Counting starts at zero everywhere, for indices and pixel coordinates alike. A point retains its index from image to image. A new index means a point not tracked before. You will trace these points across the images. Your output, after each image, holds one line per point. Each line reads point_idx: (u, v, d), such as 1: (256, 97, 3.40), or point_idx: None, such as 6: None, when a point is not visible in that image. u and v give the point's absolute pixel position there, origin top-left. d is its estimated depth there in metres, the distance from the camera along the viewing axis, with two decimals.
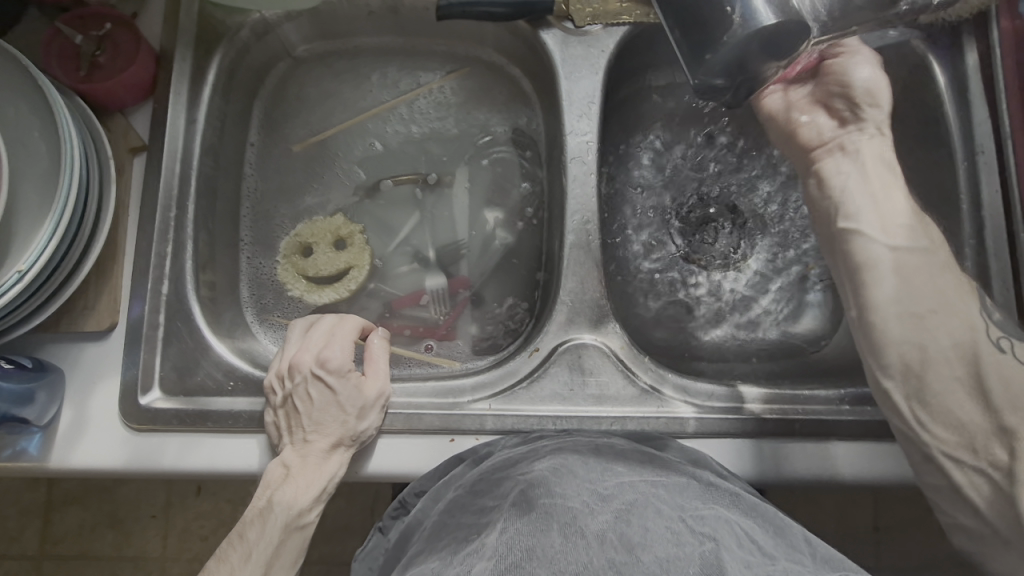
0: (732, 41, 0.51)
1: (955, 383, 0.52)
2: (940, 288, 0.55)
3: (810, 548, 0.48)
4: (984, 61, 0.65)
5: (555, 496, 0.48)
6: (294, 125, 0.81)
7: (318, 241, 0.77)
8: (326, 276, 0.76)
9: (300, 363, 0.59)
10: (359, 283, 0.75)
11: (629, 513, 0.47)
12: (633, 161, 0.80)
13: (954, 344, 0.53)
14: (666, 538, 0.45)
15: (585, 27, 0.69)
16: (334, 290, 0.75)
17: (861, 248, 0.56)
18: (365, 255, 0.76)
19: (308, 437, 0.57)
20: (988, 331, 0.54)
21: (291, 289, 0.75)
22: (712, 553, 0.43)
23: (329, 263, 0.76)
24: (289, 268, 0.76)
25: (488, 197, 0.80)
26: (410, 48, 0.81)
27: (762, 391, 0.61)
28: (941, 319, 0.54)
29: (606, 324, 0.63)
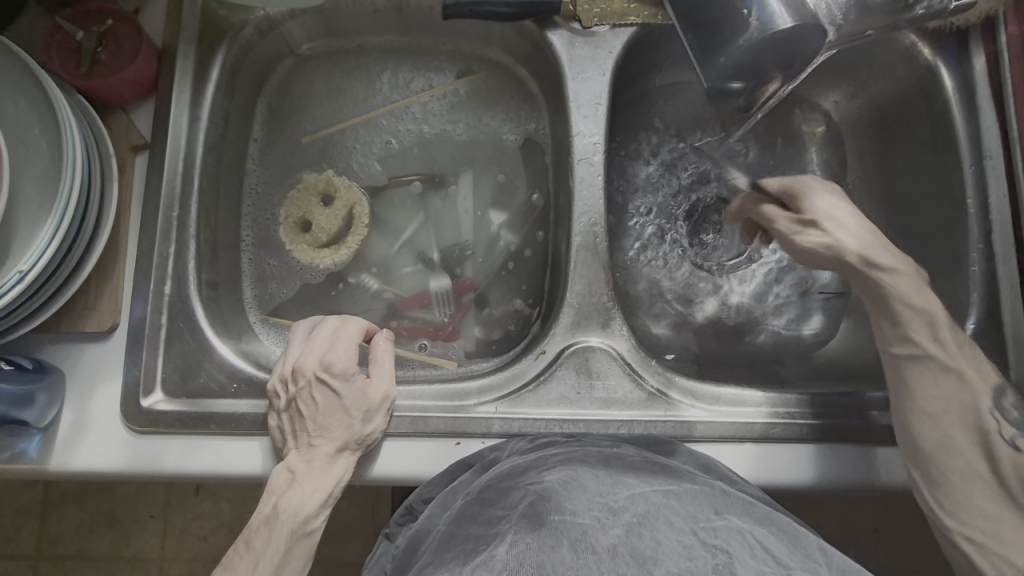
0: (746, 43, 0.51)
1: (975, 477, 0.52)
2: (947, 397, 0.54)
3: (825, 557, 0.47)
4: (992, 65, 0.65)
5: (565, 511, 0.48)
6: (302, 121, 0.80)
7: (309, 210, 0.76)
8: (338, 231, 0.75)
9: (304, 366, 0.58)
10: (369, 214, 0.76)
11: (641, 526, 0.47)
12: (640, 164, 0.79)
13: (971, 445, 0.53)
14: (678, 551, 0.45)
15: (592, 28, 0.68)
16: (353, 236, 0.75)
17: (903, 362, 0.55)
18: (353, 191, 0.76)
19: (312, 442, 0.56)
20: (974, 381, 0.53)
21: (322, 266, 0.74)
22: (726, 561, 0.44)
23: (334, 218, 0.75)
24: (305, 250, 0.74)
25: (494, 198, 0.80)
26: (416, 48, 0.80)
27: (771, 395, 0.61)
28: (951, 421, 0.53)
29: (613, 327, 0.63)
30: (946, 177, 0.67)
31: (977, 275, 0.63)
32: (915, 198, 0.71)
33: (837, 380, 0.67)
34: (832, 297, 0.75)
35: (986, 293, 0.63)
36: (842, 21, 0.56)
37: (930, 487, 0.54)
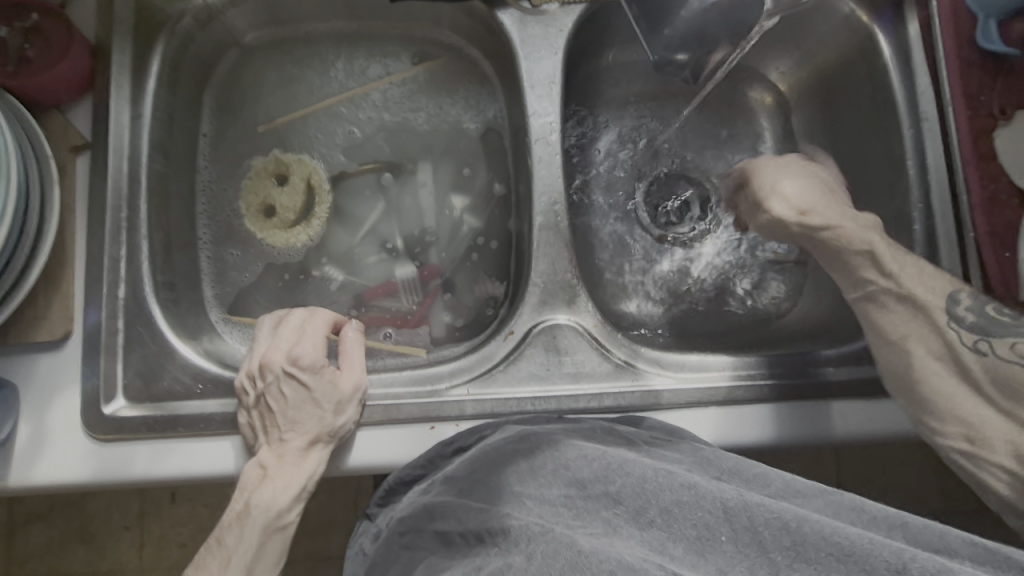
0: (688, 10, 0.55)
1: (950, 389, 0.55)
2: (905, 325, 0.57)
3: (832, 506, 0.46)
4: (925, 29, 0.68)
5: (547, 499, 0.48)
6: (255, 111, 0.79)
7: (268, 193, 0.77)
8: (304, 206, 0.77)
9: (271, 362, 0.57)
10: (326, 178, 0.78)
11: (636, 496, 0.46)
12: (596, 142, 0.81)
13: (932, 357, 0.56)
14: (681, 513, 0.44)
15: (542, 7, 0.68)
16: (321, 205, 0.77)
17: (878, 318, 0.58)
18: (306, 163, 0.78)
19: (284, 437, 0.56)
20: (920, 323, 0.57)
21: (298, 244, 0.77)
22: (736, 496, 0.43)
23: (296, 193, 0.77)
24: (279, 231, 0.76)
25: (455, 183, 0.79)
26: (366, 33, 0.79)
27: (732, 360, 0.63)
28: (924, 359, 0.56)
29: (579, 303, 0.64)
30: (887, 139, 0.70)
31: (919, 233, 0.66)
32: (859, 162, 0.74)
33: (794, 341, 0.70)
34: (789, 264, 0.78)
35: (928, 250, 0.66)
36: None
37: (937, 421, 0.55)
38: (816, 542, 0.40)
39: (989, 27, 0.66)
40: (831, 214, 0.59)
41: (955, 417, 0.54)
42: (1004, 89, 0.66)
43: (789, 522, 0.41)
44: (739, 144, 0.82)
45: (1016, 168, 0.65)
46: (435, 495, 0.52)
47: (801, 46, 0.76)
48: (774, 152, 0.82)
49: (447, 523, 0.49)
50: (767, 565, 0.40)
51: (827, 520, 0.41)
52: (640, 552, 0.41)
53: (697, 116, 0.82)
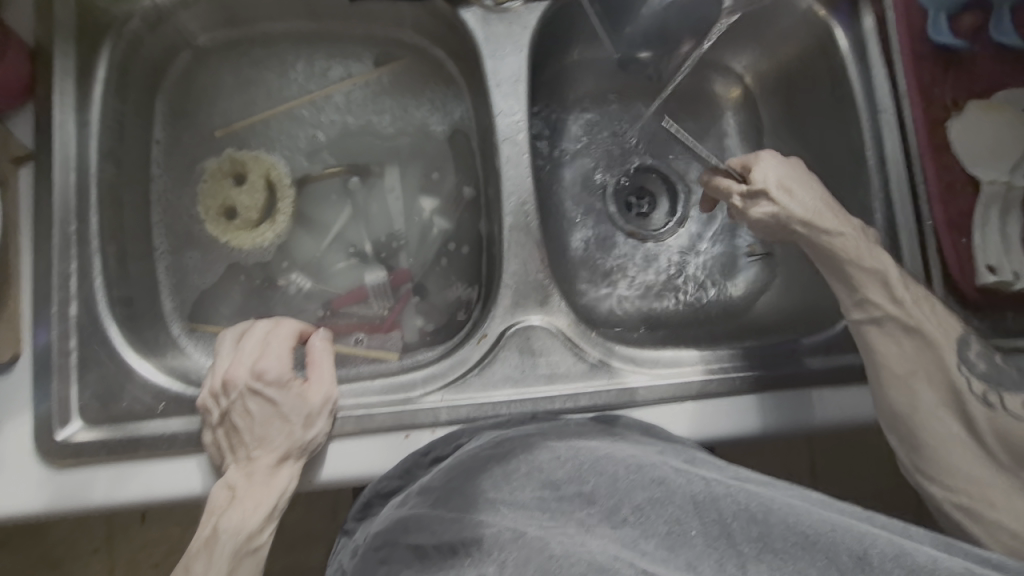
0: None
1: (949, 434, 0.55)
2: (910, 358, 0.57)
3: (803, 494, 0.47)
4: (879, 23, 0.69)
5: (517, 501, 0.48)
6: (211, 115, 0.76)
7: (226, 195, 0.74)
8: (266, 203, 0.75)
9: (234, 378, 0.56)
10: (285, 171, 0.76)
11: (609, 496, 0.46)
12: (564, 140, 0.81)
13: (939, 407, 0.56)
14: (653, 510, 0.44)
15: (505, 4, 0.67)
16: (283, 201, 0.75)
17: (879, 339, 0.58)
18: (262, 159, 0.76)
19: (252, 455, 0.54)
20: (911, 344, 0.57)
21: (266, 243, 0.75)
22: (704, 490, 0.45)
23: (256, 191, 0.75)
24: (244, 231, 0.74)
25: (423, 185, 0.78)
26: (326, 33, 0.77)
27: (705, 354, 0.64)
28: (918, 384, 0.56)
29: (552, 303, 0.63)
30: (847, 131, 0.71)
31: (880, 223, 0.68)
32: (821, 154, 0.75)
33: (764, 331, 0.71)
34: (757, 256, 0.79)
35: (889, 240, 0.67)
36: None
37: (914, 455, 0.56)
38: (781, 532, 0.41)
39: (940, 22, 0.67)
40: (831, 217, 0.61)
41: (937, 453, 0.55)
42: (955, 81, 0.67)
43: (757, 515, 0.43)
44: (706, 139, 0.83)
45: (971, 155, 0.66)
46: (409, 506, 0.50)
47: (761, 41, 0.77)
48: (739, 146, 0.83)
49: (422, 536, 0.47)
50: (735, 556, 0.40)
51: (793, 511, 0.43)
52: (613, 550, 0.41)
53: (663, 112, 0.83)
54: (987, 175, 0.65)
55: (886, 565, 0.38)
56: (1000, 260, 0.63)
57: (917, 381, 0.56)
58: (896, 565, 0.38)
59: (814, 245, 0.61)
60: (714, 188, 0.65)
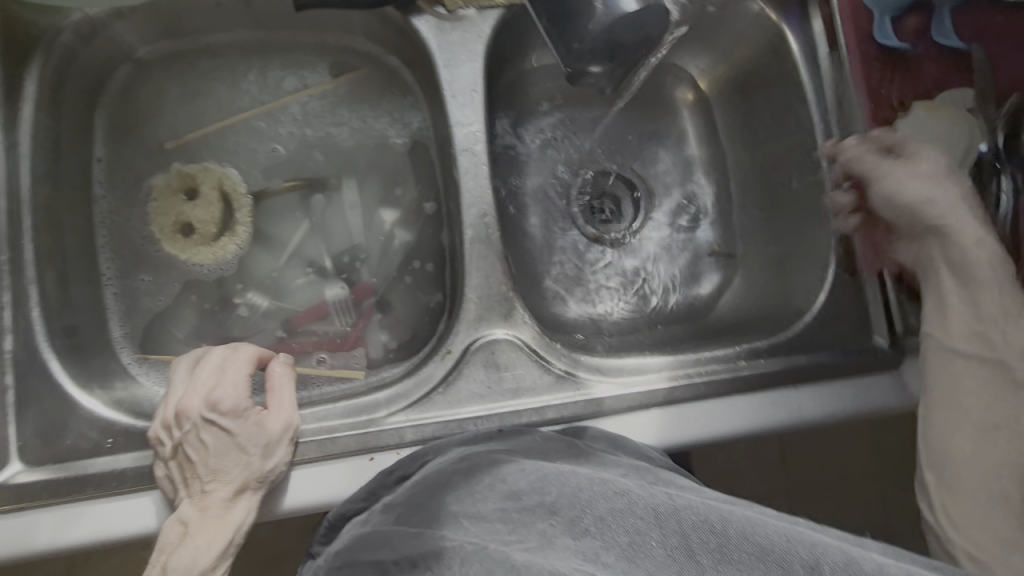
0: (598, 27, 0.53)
1: (988, 489, 0.54)
2: (994, 407, 0.55)
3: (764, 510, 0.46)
4: (828, 27, 0.70)
5: (479, 515, 0.46)
6: (156, 128, 0.73)
7: (181, 210, 0.72)
8: (223, 215, 0.72)
9: (188, 409, 0.53)
10: (239, 180, 0.74)
11: (572, 507, 0.44)
12: (526, 148, 0.80)
13: (992, 468, 0.54)
14: (616, 522, 0.42)
15: (458, 12, 0.66)
16: (241, 211, 0.73)
17: (965, 375, 0.57)
18: (213, 170, 0.73)
19: (207, 488, 0.52)
20: (989, 386, 0.56)
21: (228, 256, 0.72)
22: (666, 501, 0.43)
23: (211, 204, 0.72)
24: (205, 246, 0.71)
25: (384, 196, 0.76)
26: (276, 43, 0.74)
27: (669, 361, 0.64)
28: (976, 432, 0.55)
29: (516, 316, 0.63)
30: (801, 133, 0.72)
31: (835, 223, 0.69)
32: (777, 157, 0.76)
33: (727, 333, 0.72)
34: (719, 257, 0.80)
35: (844, 240, 0.69)
36: None
37: (942, 492, 0.56)
38: (739, 543, 0.39)
39: (885, 24, 0.68)
40: (974, 226, 0.58)
41: (965, 496, 0.55)
42: (903, 82, 0.68)
43: (715, 526, 0.41)
44: (667, 143, 0.84)
45: None
46: (374, 524, 0.49)
47: (717, 44, 0.78)
48: (700, 149, 0.83)
49: (381, 552, 0.45)
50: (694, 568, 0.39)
51: (751, 522, 0.41)
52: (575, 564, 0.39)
53: (624, 117, 0.83)
54: None
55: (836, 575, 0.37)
56: None
57: (965, 421, 0.56)
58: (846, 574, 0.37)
59: (940, 241, 0.60)
60: (853, 152, 0.66)
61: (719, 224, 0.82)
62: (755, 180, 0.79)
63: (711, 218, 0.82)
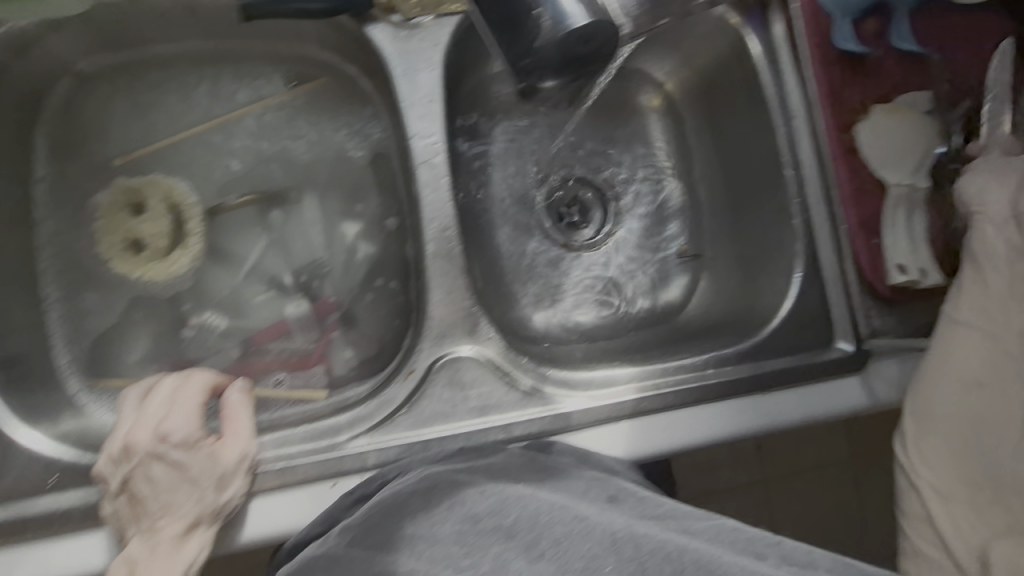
0: (545, 46, 0.49)
1: (960, 442, 0.56)
2: (987, 368, 0.56)
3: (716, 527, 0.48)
4: (789, 31, 0.70)
5: (435, 538, 0.45)
6: (101, 143, 0.70)
7: (129, 226, 0.69)
8: (173, 227, 0.70)
9: (135, 443, 0.51)
10: (187, 189, 0.71)
11: (529, 534, 0.44)
12: (491, 156, 0.79)
13: (967, 424, 0.56)
14: (572, 550, 0.43)
15: (414, 20, 0.64)
16: (192, 222, 0.70)
17: (965, 333, 0.57)
18: (159, 181, 0.70)
19: (157, 524, 0.50)
20: (985, 345, 0.56)
21: (183, 270, 0.69)
22: (625, 528, 0.44)
23: (160, 217, 0.69)
24: (157, 261, 0.69)
25: (345, 208, 0.73)
26: (227, 52, 0.71)
27: (638, 371, 0.64)
28: (960, 390, 0.56)
29: (481, 332, 0.61)
30: (765, 137, 0.72)
31: (799, 226, 0.69)
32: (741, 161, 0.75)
33: (696, 338, 0.72)
34: (689, 260, 0.79)
35: (809, 244, 0.69)
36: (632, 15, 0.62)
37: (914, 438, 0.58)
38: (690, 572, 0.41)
39: (844, 27, 0.68)
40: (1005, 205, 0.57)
41: (938, 447, 0.57)
42: (864, 86, 0.68)
43: (670, 553, 0.43)
44: (636, 148, 0.83)
45: (879, 158, 0.67)
46: (328, 546, 0.46)
47: (681, 48, 0.77)
48: (668, 153, 0.82)
49: None
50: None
51: (704, 552, 0.43)
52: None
53: (590, 123, 0.82)
54: (893, 178, 0.66)
55: None
56: (908, 260, 0.65)
57: (950, 377, 0.57)
58: None
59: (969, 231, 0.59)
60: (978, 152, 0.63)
61: (690, 227, 0.81)
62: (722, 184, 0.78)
63: (682, 221, 0.81)
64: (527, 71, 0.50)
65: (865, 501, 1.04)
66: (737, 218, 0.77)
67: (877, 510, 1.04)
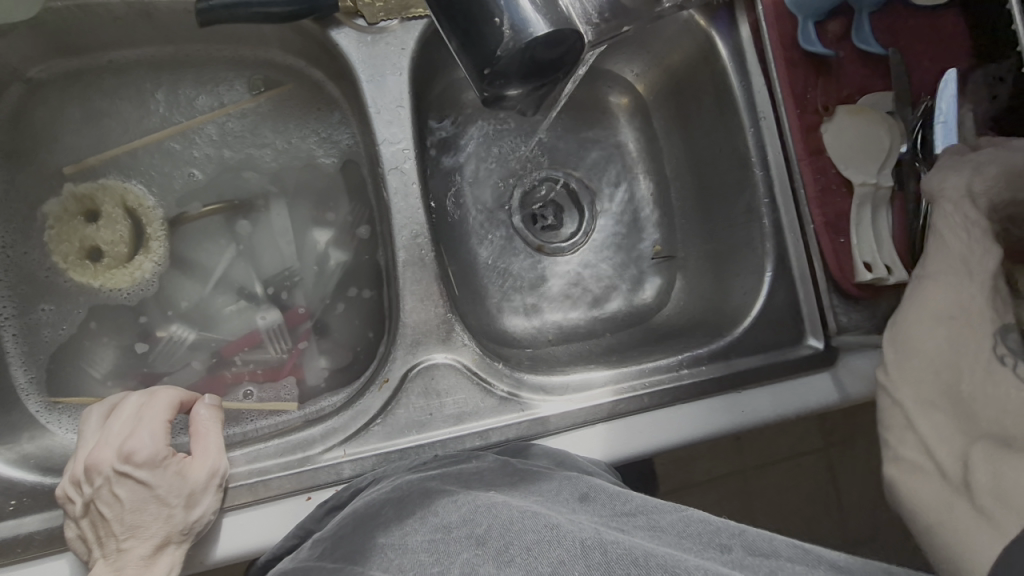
0: (507, 54, 0.48)
1: (934, 377, 0.56)
2: (955, 297, 0.56)
3: (693, 533, 0.46)
4: (754, 33, 0.71)
5: (402, 548, 0.44)
6: (55, 153, 0.68)
7: (85, 235, 0.67)
8: (131, 232, 0.68)
9: (98, 463, 0.50)
10: (141, 191, 0.69)
11: (494, 540, 0.43)
12: (463, 160, 0.78)
13: (939, 356, 0.56)
14: (538, 553, 0.41)
15: (379, 24, 0.63)
16: (151, 225, 0.69)
17: (931, 267, 0.59)
18: (111, 185, 0.68)
19: (123, 546, 0.49)
20: (952, 276, 0.57)
21: (147, 275, 0.68)
22: (593, 534, 0.42)
23: (116, 222, 0.68)
24: (117, 268, 0.67)
25: (316, 216, 0.72)
26: (187, 58, 0.69)
27: (613, 374, 0.64)
28: (929, 323, 0.57)
29: (455, 339, 0.61)
30: (733, 138, 0.73)
31: (768, 226, 0.70)
32: (710, 161, 0.76)
33: (671, 339, 0.73)
34: (663, 261, 0.80)
35: (778, 244, 0.70)
36: (597, 20, 0.62)
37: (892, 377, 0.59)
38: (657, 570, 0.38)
39: (808, 29, 0.69)
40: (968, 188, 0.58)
41: (913, 381, 0.57)
42: (825, 86, 0.70)
43: (638, 556, 0.40)
44: (609, 150, 0.83)
45: (845, 157, 0.68)
46: (299, 559, 0.46)
47: (650, 49, 0.77)
48: (641, 154, 0.83)
49: None
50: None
51: (673, 555, 0.40)
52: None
53: (562, 125, 0.82)
54: (858, 177, 0.67)
55: None
56: (874, 257, 0.66)
57: (919, 317, 0.58)
58: None
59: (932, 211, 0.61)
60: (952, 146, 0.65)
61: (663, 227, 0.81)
62: (693, 185, 0.79)
63: (654, 220, 0.82)
64: (491, 79, 0.50)
65: (841, 491, 1.07)
66: (708, 219, 0.78)
67: (852, 499, 1.07)
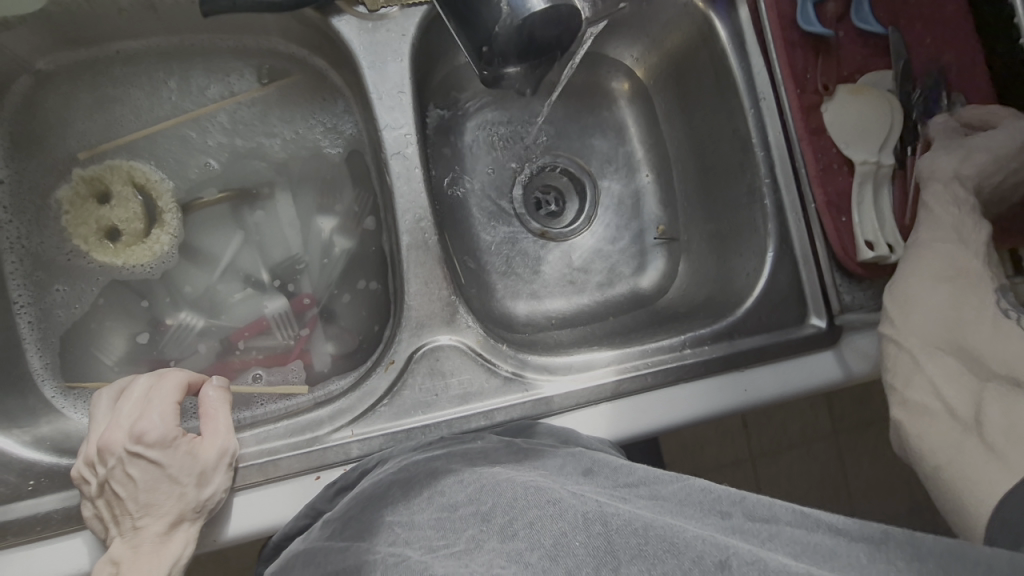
0: (504, 30, 0.49)
1: (936, 336, 0.58)
2: (955, 263, 0.59)
3: (697, 500, 0.47)
4: (753, 13, 0.71)
5: (410, 525, 0.45)
6: (65, 141, 0.69)
7: (100, 215, 0.68)
8: (144, 209, 0.69)
9: (111, 444, 0.51)
10: (145, 167, 0.70)
11: (498, 516, 0.44)
12: (465, 146, 0.79)
13: (942, 314, 0.58)
14: (542, 527, 0.42)
15: (379, 11, 0.64)
16: (161, 198, 0.70)
17: (933, 232, 0.61)
18: (116, 165, 0.69)
19: (138, 523, 0.50)
20: (951, 242, 0.60)
21: (166, 248, 0.69)
22: (595, 506, 0.42)
23: (128, 201, 0.69)
24: (136, 244, 0.68)
25: (320, 203, 0.73)
26: (191, 48, 0.70)
27: (617, 354, 0.64)
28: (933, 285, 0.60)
29: (459, 321, 0.62)
30: (733, 118, 0.72)
31: (770, 206, 0.70)
32: (710, 143, 0.76)
33: (673, 321, 0.73)
34: (665, 243, 0.81)
35: (780, 225, 0.69)
36: None
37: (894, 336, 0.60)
38: (657, 541, 0.39)
39: (807, 10, 0.69)
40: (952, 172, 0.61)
41: (917, 336, 0.59)
42: (825, 67, 0.69)
43: (638, 527, 0.40)
44: (609, 135, 0.84)
45: (850, 135, 0.68)
46: (310, 539, 0.47)
47: (650, 33, 0.77)
48: (642, 139, 0.83)
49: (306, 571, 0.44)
50: (612, 564, 0.39)
51: (671, 523, 0.41)
52: (498, 565, 0.39)
53: (563, 111, 0.82)
54: (859, 156, 0.67)
55: (745, 568, 0.36)
56: (877, 236, 0.66)
57: (920, 281, 0.60)
58: (753, 568, 0.36)
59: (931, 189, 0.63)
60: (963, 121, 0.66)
61: (665, 210, 0.82)
62: (694, 169, 0.79)
63: (655, 204, 0.82)
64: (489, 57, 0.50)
65: (847, 474, 1.07)
66: (709, 201, 0.78)
67: (859, 482, 1.07)
